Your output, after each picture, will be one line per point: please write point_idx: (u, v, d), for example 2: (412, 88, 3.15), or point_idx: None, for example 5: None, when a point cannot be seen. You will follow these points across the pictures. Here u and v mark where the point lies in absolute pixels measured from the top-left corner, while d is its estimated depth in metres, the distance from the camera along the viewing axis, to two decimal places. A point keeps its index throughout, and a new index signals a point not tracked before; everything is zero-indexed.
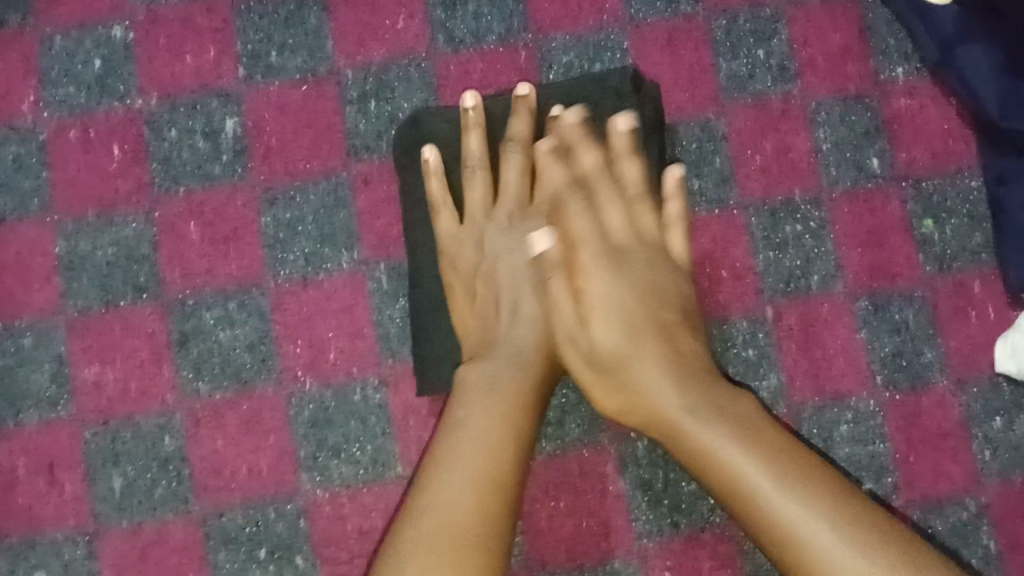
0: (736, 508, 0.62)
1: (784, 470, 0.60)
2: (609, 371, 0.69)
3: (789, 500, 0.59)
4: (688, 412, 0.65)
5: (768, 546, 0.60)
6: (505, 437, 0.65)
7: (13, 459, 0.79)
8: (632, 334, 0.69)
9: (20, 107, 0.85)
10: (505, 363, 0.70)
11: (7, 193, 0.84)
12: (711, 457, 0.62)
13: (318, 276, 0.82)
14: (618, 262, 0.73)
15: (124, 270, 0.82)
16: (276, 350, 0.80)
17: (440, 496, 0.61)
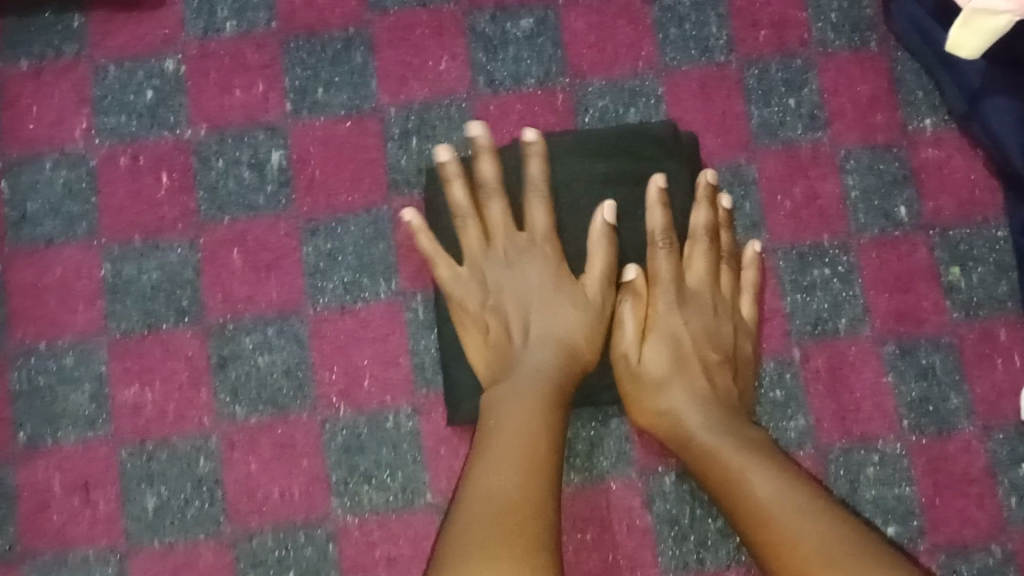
0: (749, 522, 0.63)
1: (802, 489, 0.63)
2: (653, 395, 0.74)
3: (802, 509, 0.61)
4: (720, 436, 0.70)
5: (772, 551, 0.61)
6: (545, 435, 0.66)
7: (48, 476, 0.80)
8: (676, 360, 0.75)
9: (73, 133, 0.88)
10: (527, 378, 0.71)
11: (56, 216, 0.86)
12: (733, 474, 0.66)
13: (356, 305, 0.84)
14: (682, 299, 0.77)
15: (167, 294, 0.84)
16: (312, 377, 0.82)
17: (484, 474, 0.62)
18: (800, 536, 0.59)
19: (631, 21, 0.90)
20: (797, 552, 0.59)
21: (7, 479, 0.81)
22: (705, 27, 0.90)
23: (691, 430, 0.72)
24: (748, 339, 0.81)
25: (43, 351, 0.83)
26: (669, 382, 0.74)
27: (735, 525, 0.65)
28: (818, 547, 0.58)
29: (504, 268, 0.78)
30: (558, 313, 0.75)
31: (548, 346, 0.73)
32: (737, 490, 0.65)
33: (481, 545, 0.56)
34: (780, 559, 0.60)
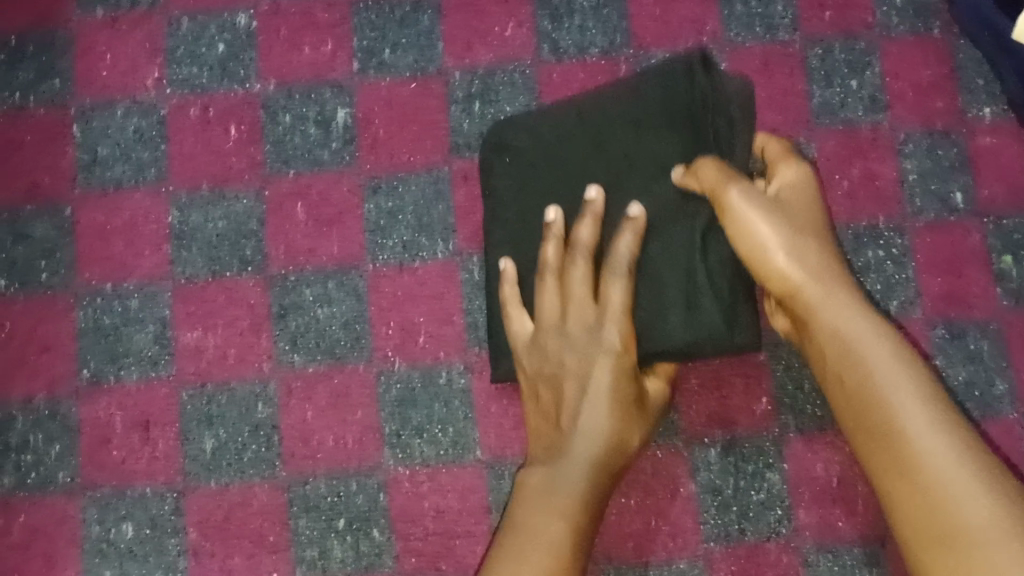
0: (900, 475, 0.54)
1: (974, 456, 0.53)
2: (762, 248, 0.63)
3: (974, 484, 0.52)
4: (884, 358, 0.58)
5: (921, 510, 0.53)
6: (573, 544, 0.66)
7: (110, 413, 0.83)
8: (812, 207, 0.67)
9: (145, 83, 0.90)
10: (564, 478, 0.69)
11: (127, 162, 0.88)
12: (879, 397, 0.56)
13: (413, 263, 0.86)
14: (801, 176, 0.69)
15: (232, 243, 0.86)
16: (369, 330, 0.84)
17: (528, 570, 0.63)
18: (948, 493, 0.52)
19: None
20: (956, 540, 0.51)
21: (70, 414, 0.83)
22: (770, 6, 0.91)
23: (821, 313, 0.61)
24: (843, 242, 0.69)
25: (109, 292, 0.85)
26: (798, 236, 0.63)
27: (876, 468, 0.56)
28: (985, 541, 0.50)
29: (565, 344, 0.73)
30: (607, 414, 0.71)
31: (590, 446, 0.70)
32: (891, 432, 0.55)
33: None
34: (928, 526, 0.52)
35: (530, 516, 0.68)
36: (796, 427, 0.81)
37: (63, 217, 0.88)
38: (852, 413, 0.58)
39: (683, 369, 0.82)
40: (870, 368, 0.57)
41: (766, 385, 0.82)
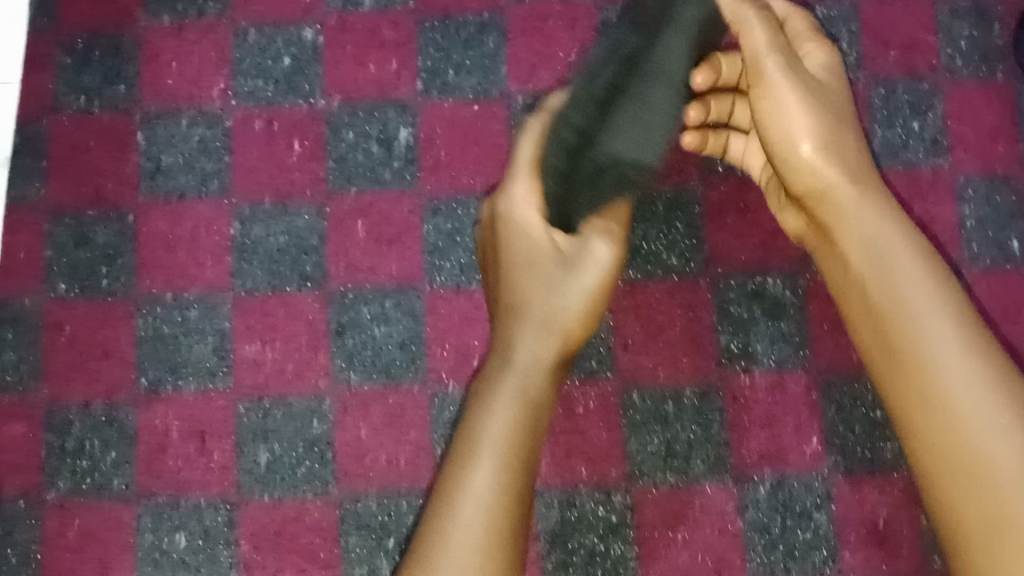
0: (930, 403, 0.52)
1: (1005, 381, 0.52)
2: (789, 139, 0.67)
3: (998, 413, 0.50)
4: (919, 282, 0.56)
5: (927, 436, 0.52)
6: (525, 440, 0.54)
7: (167, 422, 0.84)
8: (826, 100, 0.68)
9: (210, 93, 0.91)
10: (519, 356, 0.59)
11: (190, 172, 0.89)
12: (901, 307, 0.56)
13: (471, 286, 0.86)
14: (828, 58, 0.72)
15: (293, 258, 0.87)
16: (424, 351, 0.85)
17: (484, 460, 0.53)
18: (962, 415, 0.51)
19: None
20: (983, 470, 0.50)
21: (128, 420, 0.84)
22: (836, 41, 0.90)
23: (850, 219, 0.62)
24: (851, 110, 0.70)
25: (169, 301, 0.86)
26: (800, 110, 0.67)
27: (885, 377, 0.56)
28: (1007, 475, 0.49)
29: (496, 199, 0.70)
30: (534, 287, 0.62)
31: (535, 311, 0.61)
32: (919, 347, 0.54)
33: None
34: (939, 456, 0.51)
35: (481, 415, 0.55)
36: (844, 468, 0.82)
37: (126, 223, 0.88)
38: (870, 316, 0.58)
39: (736, 406, 0.83)
40: (899, 283, 0.57)
41: (818, 424, 0.83)
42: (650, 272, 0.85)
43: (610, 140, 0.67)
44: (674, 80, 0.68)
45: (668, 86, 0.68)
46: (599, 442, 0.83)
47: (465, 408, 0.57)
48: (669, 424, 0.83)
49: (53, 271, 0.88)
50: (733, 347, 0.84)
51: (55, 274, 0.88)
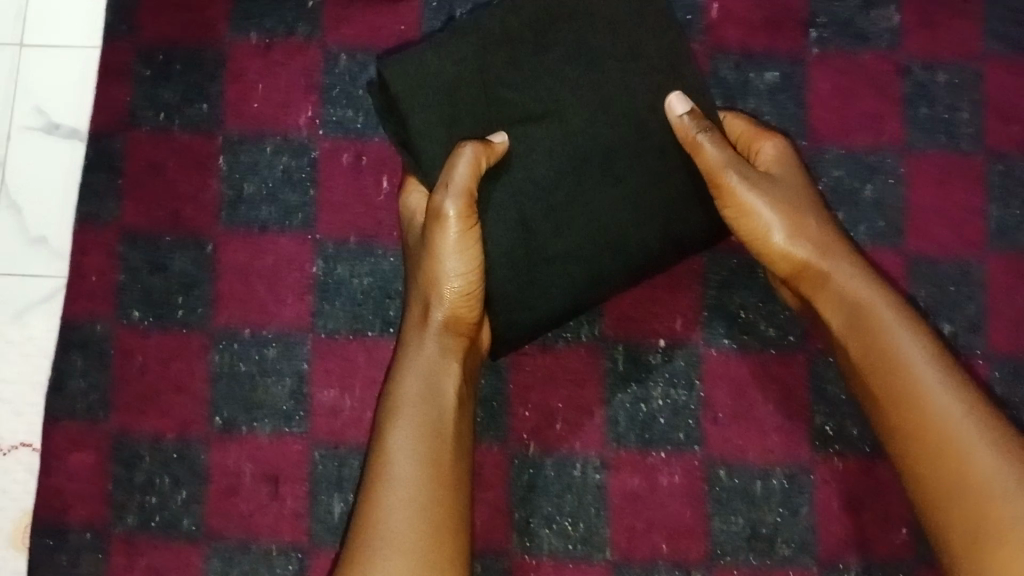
0: (913, 427, 0.67)
1: (985, 415, 0.65)
2: (763, 234, 0.75)
3: (976, 436, 0.64)
4: (912, 345, 0.69)
5: (921, 471, 0.66)
6: (418, 433, 0.71)
7: (239, 463, 0.82)
8: (786, 195, 0.77)
9: (297, 120, 0.87)
10: (413, 359, 0.74)
11: (273, 203, 0.86)
12: (896, 361, 0.68)
13: (557, 343, 0.83)
14: (781, 152, 0.79)
15: (376, 302, 0.84)
16: (506, 409, 0.82)
17: (396, 479, 0.69)
18: (959, 450, 0.64)
19: (879, 92, 0.87)
20: (974, 489, 0.63)
21: (199, 459, 0.82)
22: (956, 112, 0.86)
23: (829, 275, 0.74)
24: (806, 189, 0.78)
25: (247, 337, 0.84)
26: (764, 198, 0.75)
27: (900, 438, 0.67)
28: (994, 488, 0.62)
29: (410, 255, 0.80)
30: (421, 271, 0.76)
31: (422, 297, 0.76)
32: (915, 397, 0.67)
33: (410, 537, 0.66)
34: (940, 466, 0.65)
35: (390, 391, 0.73)
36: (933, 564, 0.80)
37: (204, 252, 0.86)
38: (868, 385, 0.71)
39: (824, 490, 0.81)
40: (889, 337, 0.69)
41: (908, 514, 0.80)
42: (746, 343, 0.83)
43: (401, 100, 0.73)
44: (493, 53, 0.74)
45: (506, 60, 0.74)
46: (681, 519, 0.80)
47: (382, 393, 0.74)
48: (755, 504, 0.80)
49: (127, 297, 0.85)
50: (826, 429, 0.81)
51: (128, 301, 0.85)
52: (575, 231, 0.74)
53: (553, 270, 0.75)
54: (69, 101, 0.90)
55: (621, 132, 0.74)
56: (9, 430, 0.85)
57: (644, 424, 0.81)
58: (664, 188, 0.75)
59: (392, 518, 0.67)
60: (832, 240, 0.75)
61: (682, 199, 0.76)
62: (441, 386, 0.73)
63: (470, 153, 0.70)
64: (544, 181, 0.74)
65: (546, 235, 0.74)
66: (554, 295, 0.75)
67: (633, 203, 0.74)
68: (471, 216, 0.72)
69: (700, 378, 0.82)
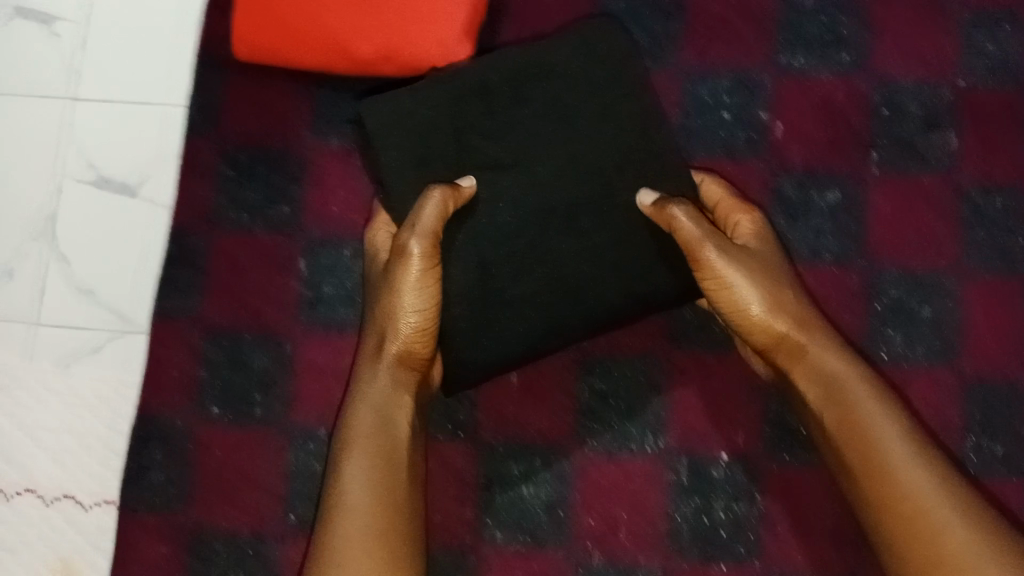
0: (888, 500, 0.70)
1: (953, 490, 0.69)
2: (739, 304, 0.78)
3: (948, 511, 0.68)
4: (883, 418, 0.73)
5: (894, 540, 0.69)
6: (371, 459, 0.75)
7: None
8: (760, 265, 0.79)
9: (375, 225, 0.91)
10: (370, 388, 0.78)
11: (350, 306, 0.90)
12: (867, 432, 0.72)
13: (622, 453, 0.86)
14: (756, 226, 0.83)
15: (446, 406, 0.87)
16: (572, 518, 0.86)
17: (351, 505, 0.73)
18: (931, 522, 0.67)
19: (937, 213, 0.89)
20: (946, 564, 0.66)
21: (274, 556, 0.86)
22: (1013, 234, 0.89)
23: (801, 347, 0.77)
24: (778, 259, 0.82)
25: (322, 438, 0.88)
26: (742, 268, 0.78)
27: (873, 505, 0.71)
28: (967, 559, 0.65)
29: (368, 290, 0.85)
30: (380, 306, 0.79)
31: (377, 328, 0.79)
32: (886, 468, 0.70)
33: (362, 560, 0.70)
34: (916, 540, 0.68)
35: (347, 425, 0.78)
36: None
37: (282, 352, 0.89)
38: (839, 453, 0.74)
39: None
40: (860, 410, 0.73)
41: None
42: (804, 459, 0.85)
43: (375, 138, 0.78)
44: (466, 102, 0.79)
45: (481, 110, 0.79)
46: None
47: (342, 429, 0.78)
48: None
49: (206, 394, 0.89)
50: None
51: (208, 398, 0.89)
52: (536, 277, 0.79)
53: (513, 315, 0.79)
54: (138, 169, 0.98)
55: (584, 187, 0.79)
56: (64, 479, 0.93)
57: (705, 536, 0.85)
58: (621, 240, 0.79)
59: (348, 541, 0.71)
60: (804, 312, 0.79)
61: (638, 255, 0.80)
62: (395, 420, 0.78)
63: (437, 198, 0.75)
64: (509, 227, 0.78)
65: (508, 281, 0.78)
66: (512, 338, 0.79)
67: (589, 251, 0.79)
68: (435, 257, 0.77)
69: (759, 492, 0.85)
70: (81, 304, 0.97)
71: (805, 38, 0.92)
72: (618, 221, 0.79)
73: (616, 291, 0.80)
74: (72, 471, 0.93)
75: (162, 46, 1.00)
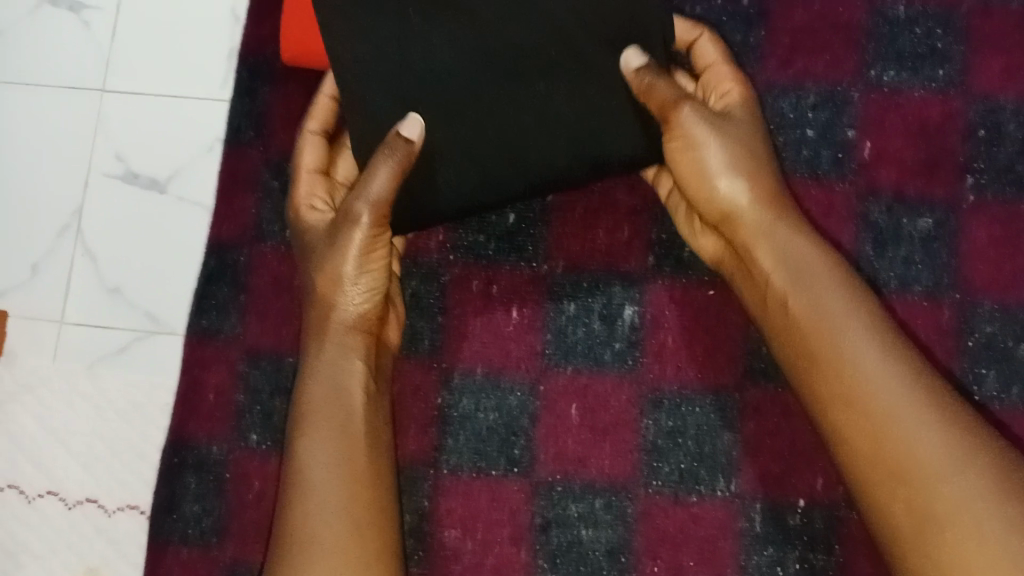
0: (842, 400, 0.65)
1: (922, 388, 0.64)
2: (706, 176, 0.74)
3: (913, 405, 0.63)
4: (846, 312, 0.68)
5: (858, 451, 0.64)
6: (337, 432, 0.71)
7: None
8: (734, 143, 0.75)
9: (428, 243, 0.86)
10: (328, 359, 0.74)
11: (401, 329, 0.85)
12: (829, 330, 0.67)
13: (690, 496, 0.80)
14: (745, 97, 0.79)
15: (501, 440, 0.82)
16: (635, 564, 0.79)
17: (320, 480, 0.69)
18: (894, 424, 0.63)
19: None
20: (913, 471, 0.61)
21: None
22: None
23: (765, 239, 0.73)
24: (756, 133, 0.77)
25: None
26: (718, 137, 0.74)
27: (834, 413, 0.66)
28: (937, 464, 0.61)
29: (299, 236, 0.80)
30: (318, 267, 0.76)
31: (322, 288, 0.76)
32: (848, 369, 0.66)
33: (337, 530, 0.67)
34: (879, 451, 0.63)
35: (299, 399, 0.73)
36: None
37: None
38: (801, 357, 0.69)
39: None
40: (821, 309, 0.68)
41: None
42: None
43: None
44: None
45: None
46: None
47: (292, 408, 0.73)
48: None
49: (245, 421, 0.84)
50: None
51: (247, 424, 0.84)
52: (474, 126, 0.69)
53: (451, 169, 0.70)
54: (164, 163, 0.95)
55: (544, 42, 0.69)
56: (82, 484, 0.90)
57: None
58: (583, 114, 0.70)
59: (323, 516, 0.67)
60: (774, 190, 0.75)
61: (596, 113, 0.71)
62: (350, 388, 0.73)
63: (388, 171, 0.68)
64: (456, 78, 0.69)
65: (448, 135, 0.70)
66: (446, 195, 0.71)
67: (538, 104, 0.70)
68: (384, 223, 0.73)
69: (841, 543, 0.78)
70: (100, 302, 0.93)
71: (897, 50, 0.85)
72: (572, 70, 0.70)
73: (568, 159, 0.71)
74: (91, 477, 0.90)
75: (193, 38, 0.97)
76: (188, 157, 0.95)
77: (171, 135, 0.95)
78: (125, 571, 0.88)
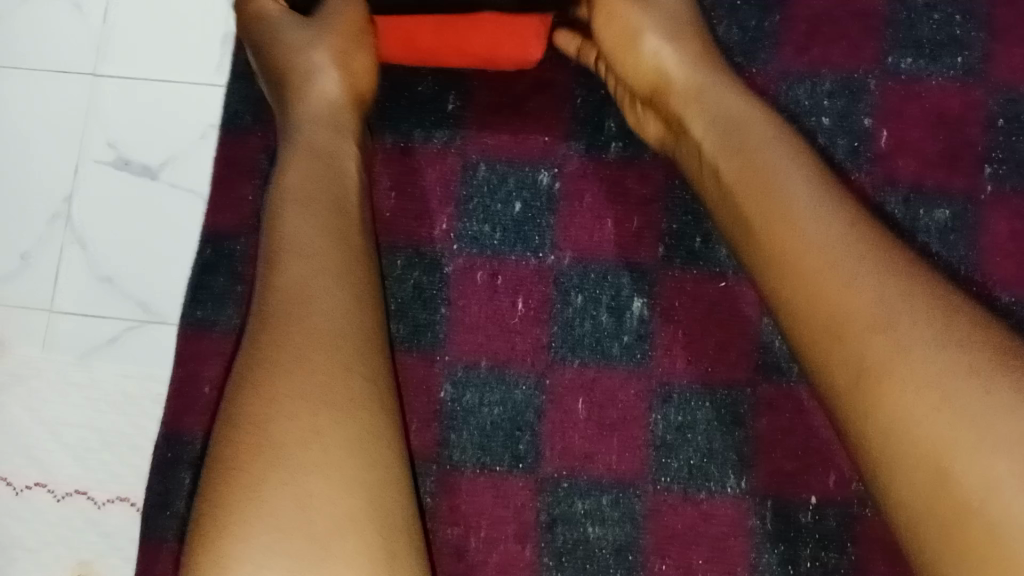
0: (779, 251, 0.59)
1: (870, 238, 0.56)
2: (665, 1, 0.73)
3: (849, 251, 0.55)
4: (789, 167, 0.61)
5: (802, 312, 0.57)
6: (334, 258, 0.60)
7: None
8: None
9: (432, 232, 0.83)
10: (322, 191, 0.64)
11: (402, 320, 0.82)
12: (770, 183, 0.61)
13: (699, 493, 0.78)
14: None
15: (506, 435, 0.80)
16: (643, 563, 0.77)
17: (312, 308, 0.57)
18: (830, 270, 0.55)
19: None
20: (844, 324, 0.54)
21: None
22: None
23: (701, 98, 0.69)
24: None
25: None
26: None
27: (779, 272, 0.59)
28: (871, 308, 0.53)
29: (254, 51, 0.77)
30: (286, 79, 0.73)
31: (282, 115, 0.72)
32: (787, 218, 0.59)
33: (326, 360, 0.55)
34: (818, 305, 0.55)
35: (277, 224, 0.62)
36: None
37: None
38: (750, 220, 0.62)
39: None
40: (766, 165, 0.62)
41: None
42: None
43: None
44: None
45: None
46: None
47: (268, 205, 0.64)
48: None
49: None
50: None
51: None
52: None
53: None
54: (158, 145, 0.92)
55: None
56: (73, 476, 0.87)
57: None
58: None
59: (311, 346, 0.55)
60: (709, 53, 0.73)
61: None
62: (344, 198, 0.64)
63: None
64: None
65: None
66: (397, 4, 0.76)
67: None
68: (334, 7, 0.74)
69: (854, 543, 0.76)
70: (90, 288, 0.91)
71: (914, 37, 0.83)
72: None
73: None
74: (82, 469, 0.87)
75: (189, 18, 0.94)
76: (182, 141, 0.92)
77: (165, 118, 0.92)
78: (114, 565, 0.85)
